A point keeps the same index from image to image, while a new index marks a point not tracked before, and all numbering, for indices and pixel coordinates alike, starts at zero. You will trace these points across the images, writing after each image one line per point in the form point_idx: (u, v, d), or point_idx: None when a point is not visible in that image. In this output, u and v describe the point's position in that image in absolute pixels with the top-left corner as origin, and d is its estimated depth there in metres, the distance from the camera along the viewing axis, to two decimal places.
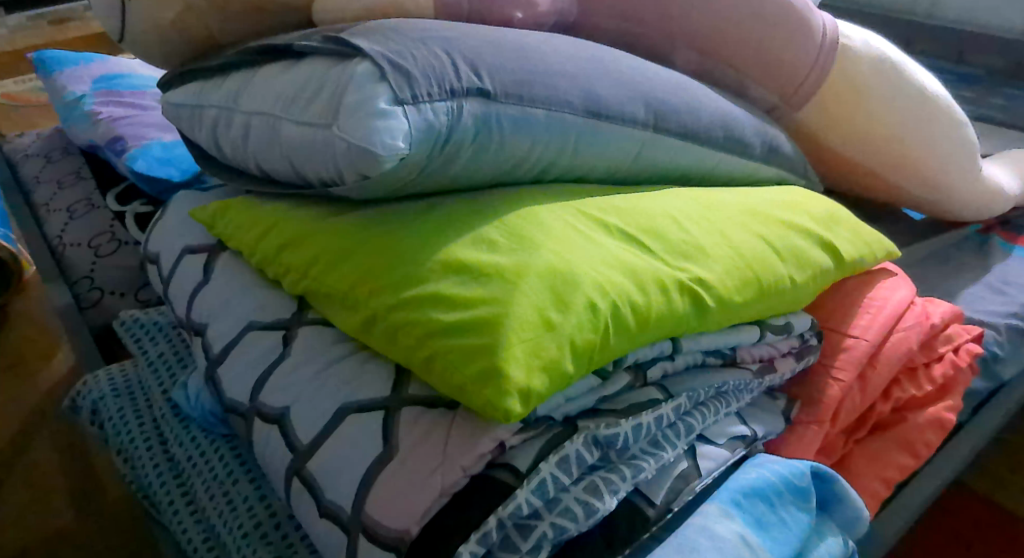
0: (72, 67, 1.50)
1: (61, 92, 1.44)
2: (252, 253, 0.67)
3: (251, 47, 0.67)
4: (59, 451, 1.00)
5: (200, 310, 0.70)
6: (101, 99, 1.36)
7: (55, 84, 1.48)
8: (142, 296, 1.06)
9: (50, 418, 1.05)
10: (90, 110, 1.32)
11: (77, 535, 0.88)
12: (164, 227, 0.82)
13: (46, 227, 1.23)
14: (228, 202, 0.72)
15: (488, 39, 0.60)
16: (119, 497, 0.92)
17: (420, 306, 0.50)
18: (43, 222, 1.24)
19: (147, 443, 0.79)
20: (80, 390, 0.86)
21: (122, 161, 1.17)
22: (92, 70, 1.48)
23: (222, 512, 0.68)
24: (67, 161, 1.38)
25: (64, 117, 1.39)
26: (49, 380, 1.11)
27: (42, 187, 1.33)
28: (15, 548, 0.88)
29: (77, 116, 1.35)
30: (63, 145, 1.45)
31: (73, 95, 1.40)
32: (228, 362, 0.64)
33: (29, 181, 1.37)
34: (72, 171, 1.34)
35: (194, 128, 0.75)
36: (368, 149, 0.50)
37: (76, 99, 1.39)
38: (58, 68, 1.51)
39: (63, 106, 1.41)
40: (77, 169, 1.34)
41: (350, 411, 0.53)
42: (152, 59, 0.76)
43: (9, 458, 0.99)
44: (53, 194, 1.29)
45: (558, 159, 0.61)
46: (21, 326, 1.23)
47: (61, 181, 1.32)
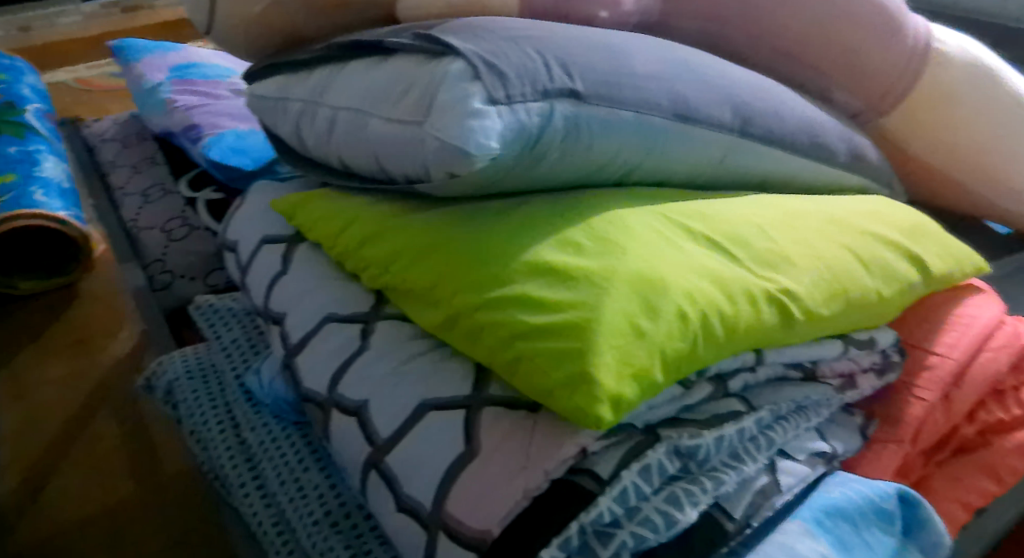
0: (149, 55, 1.56)
1: (138, 78, 1.50)
2: (331, 246, 0.69)
3: (338, 42, 0.68)
4: (120, 423, 1.02)
5: (279, 300, 0.74)
6: (178, 87, 1.42)
7: (133, 70, 1.54)
8: (211, 281, 1.10)
9: (113, 387, 1.07)
10: (167, 97, 1.38)
11: (136, 504, 0.92)
12: (243, 216, 0.86)
13: (121, 209, 1.29)
14: (310, 193, 0.75)
15: (578, 40, 0.60)
16: (178, 473, 0.96)
17: (506, 308, 0.50)
18: (118, 205, 1.30)
19: (220, 427, 0.86)
20: (155, 370, 0.93)
21: (198, 150, 1.23)
22: (168, 58, 1.54)
23: (293, 499, 0.75)
24: (142, 146, 1.45)
25: (141, 103, 1.45)
26: (112, 357, 1.12)
27: (118, 170, 1.39)
28: (77, 518, 0.90)
29: (152, 103, 1.41)
30: (139, 131, 1.52)
31: (150, 83, 1.45)
32: (306, 352, 0.68)
33: (106, 163, 1.43)
34: (145, 157, 1.41)
35: (277, 120, 0.78)
36: (461, 148, 0.50)
37: (153, 86, 1.44)
38: (135, 56, 1.57)
39: (140, 94, 1.46)
40: (151, 154, 1.41)
41: (430, 409, 0.54)
42: (239, 53, 0.78)
43: (73, 428, 1.01)
44: (128, 178, 1.35)
45: (644, 161, 0.60)
46: (86, 297, 1.24)
47: (136, 166, 1.39)
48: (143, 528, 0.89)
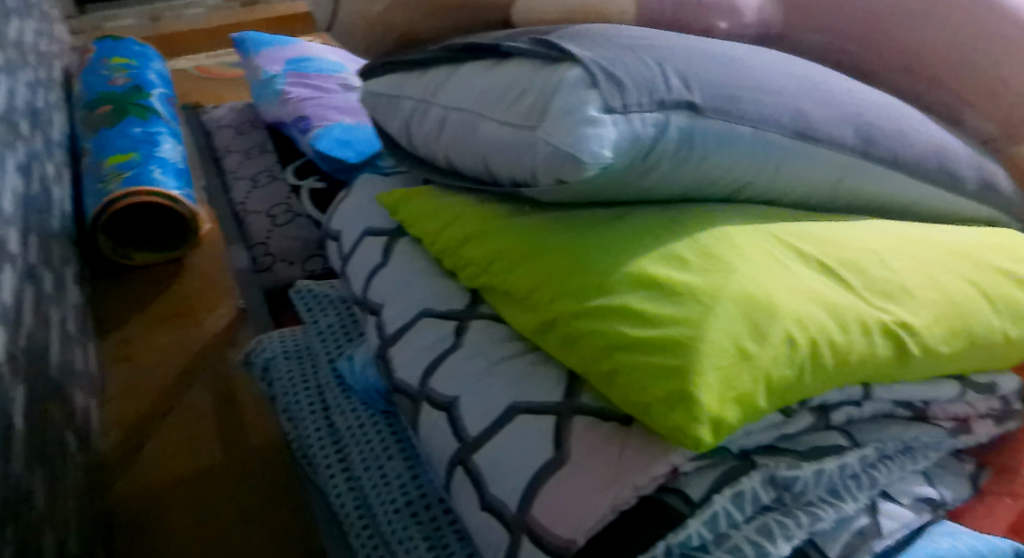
0: (267, 48, 1.64)
1: (256, 69, 1.57)
2: (432, 243, 0.71)
3: (454, 44, 0.70)
4: (213, 394, 1.13)
5: (377, 291, 0.77)
6: (292, 80, 1.48)
7: (251, 61, 1.62)
8: (309, 266, 1.14)
9: (210, 360, 1.19)
10: (282, 89, 1.45)
11: (223, 469, 1.01)
12: (348, 208, 0.88)
13: (231, 192, 1.35)
14: (415, 190, 0.77)
15: (697, 51, 0.59)
16: (262, 445, 1.05)
17: (606, 318, 0.49)
18: (229, 187, 1.36)
19: (312, 408, 0.90)
20: (255, 347, 0.98)
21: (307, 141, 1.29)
22: (284, 51, 1.61)
23: (377, 485, 0.77)
24: (255, 134, 1.52)
25: (256, 92, 1.52)
26: (211, 332, 1.25)
27: (231, 155, 1.46)
28: (171, 477, 1.00)
29: (267, 94, 1.47)
30: (251, 120, 1.59)
31: (266, 74, 1.52)
32: (401, 345, 0.70)
33: (220, 148, 1.50)
34: (257, 145, 1.48)
35: (388, 116, 0.80)
36: (573, 155, 0.50)
37: (270, 77, 1.51)
38: (254, 47, 1.65)
39: (256, 84, 1.53)
40: (262, 142, 1.48)
41: (520, 411, 0.54)
42: (356, 51, 0.81)
43: (173, 395, 1.13)
44: (239, 163, 1.43)
45: (757, 178, 0.59)
46: (194, 273, 1.39)
47: (248, 152, 1.46)
48: (228, 491, 0.98)
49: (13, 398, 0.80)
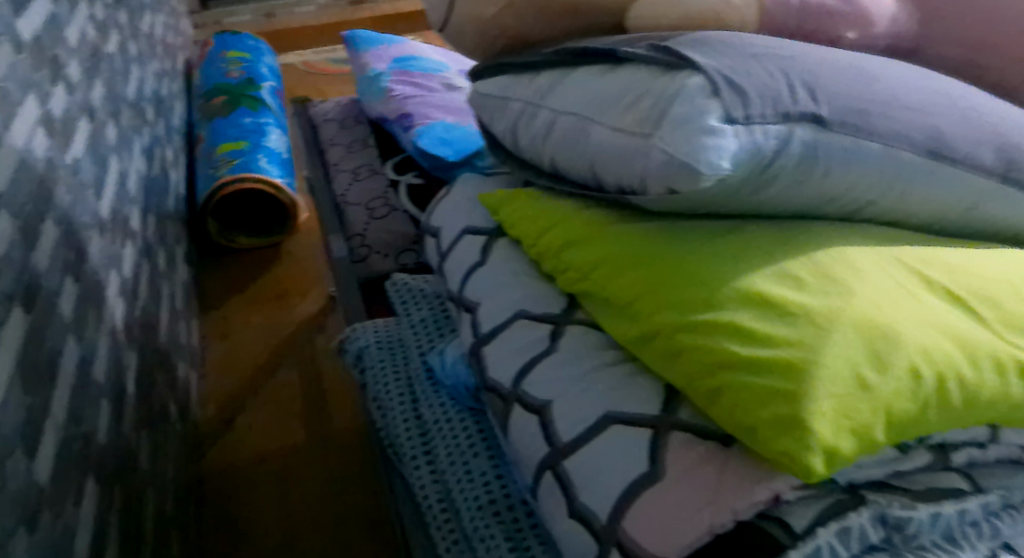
0: (375, 46, 1.68)
1: (363, 67, 1.62)
2: (533, 245, 0.71)
3: (569, 48, 0.70)
4: None
5: (474, 289, 0.77)
6: (397, 78, 1.52)
7: (358, 59, 1.66)
8: (402, 260, 1.18)
9: None
10: (387, 86, 1.48)
11: None
12: (449, 205, 0.90)
13: (331, 183, 1.39)
14: (518, 191, 0.77)
15: (825, 62, 0.57)
16: None
17: (713, 334, 0.48)
18: (331, 179, 1.40)
19: (401, 399, 0.91)
20: (348, 336, 1.00)
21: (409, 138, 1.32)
22: (392, 50, 1.66)
23: (461, 481, 0.78)
24: (357, 129, 1.56)
25: (362, 88, 1.56)
26: None
27: (334, 148, 1.50)
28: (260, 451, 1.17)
29: (373, 90, 1.51)
30: (356, 115, 1.62)
31: (372, 71, 1.57)
32: (495, 344, 0.70)
33: (324, 141, 1.54)
34: (359, 140, 1.51)
35: (495, 117, 0.80)
36: (690, 164, 0.49)
37: (376, 75, 1.55)
38: (363, 46, 1.70)
39: (363, 80, 1.58)
40: (364, 138, 1.52)
41: (613, 421, 0.54)
42: (467, 51, 0.82)
43: None
44: (342, 156, 1.46)
45: (882, 198, 0.56)
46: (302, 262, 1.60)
47: (350, 146, 1.49)
48: None
49: (95, 351, 1.04)
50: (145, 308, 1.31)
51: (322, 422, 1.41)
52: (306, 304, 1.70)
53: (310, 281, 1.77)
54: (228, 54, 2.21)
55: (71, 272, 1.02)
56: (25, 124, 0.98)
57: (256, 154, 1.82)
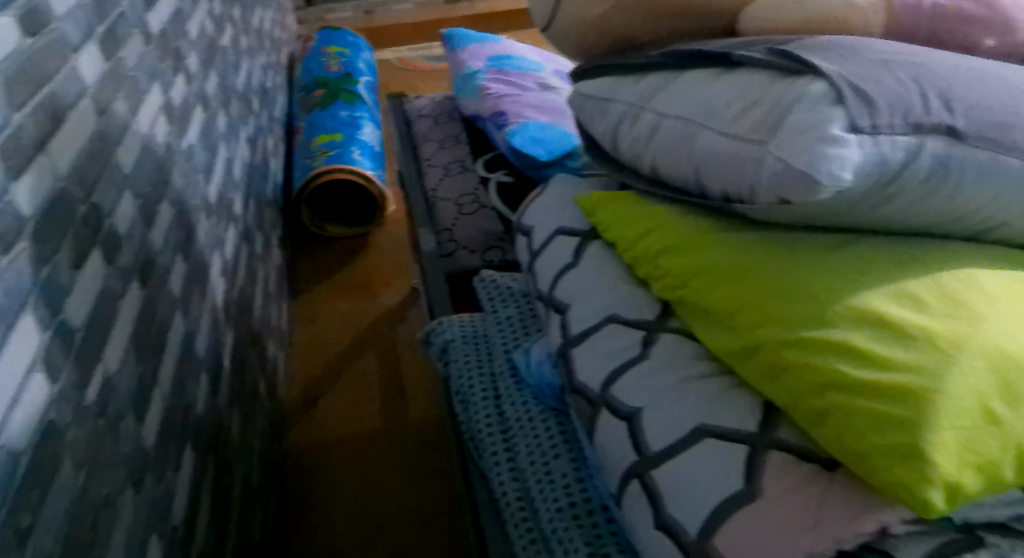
0: (472, 45, 1.70)
1: (460, 65, 1.64)
2: (629, 250, 0.70)
3: (678, 50, 0.68)
4: None
5: (564, 291, 0.77)
6: (493, 76, 1.53)
7: (455, 57, 1.68)
8: (488, 257, 1.19)
9: None
10: (482, 85, 1.50)
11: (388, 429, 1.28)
12: (542, 205, 0.89)
13: (423, 178, 1.41)
14: (615, 194, 0.76)
15: (962, 72, 0.54)
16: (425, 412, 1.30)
17: (822, 353, 0.46)
18: (422, 173, 1.42)
19: (484, 394, 0.92)
20: (434, 329, 1.03)
21: (502, 136, 1.33)
22: (488, 50, 1.67)
23: (541, 482, 0.78)
24: (450, 125, 1.57)
25: (457, 86, 1.58)
26: None
27: (426, 144, 1.52)
28: None
29: (468, 88, 1.52)
30: (449, 111, 1.63)
31: (469, 70, 1.58)
32: (584, 347, 0.70)
33: (417, 136, 1.56)
34: (451, 135, 1.52)
35: (596, 118, 0.80)
36: (809, 174, 0.47)
37: (472, 73, 1.57)
38: (460, 44, 1.72)
39: (459, 77, 1.59)
40: (456, 134, 1.53)
41: (708, 435, 0.52)
42: (570, 51, 0.82)
43: None
44: (434, 151, 1.48)
45: (1016, 219, 0.52)
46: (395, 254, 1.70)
47: (443, 142, 1.51)
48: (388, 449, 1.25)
49: (199, 325, 1.10)
50: (242, 292, 1.37)
51: (399, 413, 1.51)
52: (388, 296, 1.81)
53: (392, 275, 1.87)
54: (326, 51, 2.33)
55: (181, 252, 1.07)
56: (148, 111, 1.03)
57: (350, 148, 1.93)
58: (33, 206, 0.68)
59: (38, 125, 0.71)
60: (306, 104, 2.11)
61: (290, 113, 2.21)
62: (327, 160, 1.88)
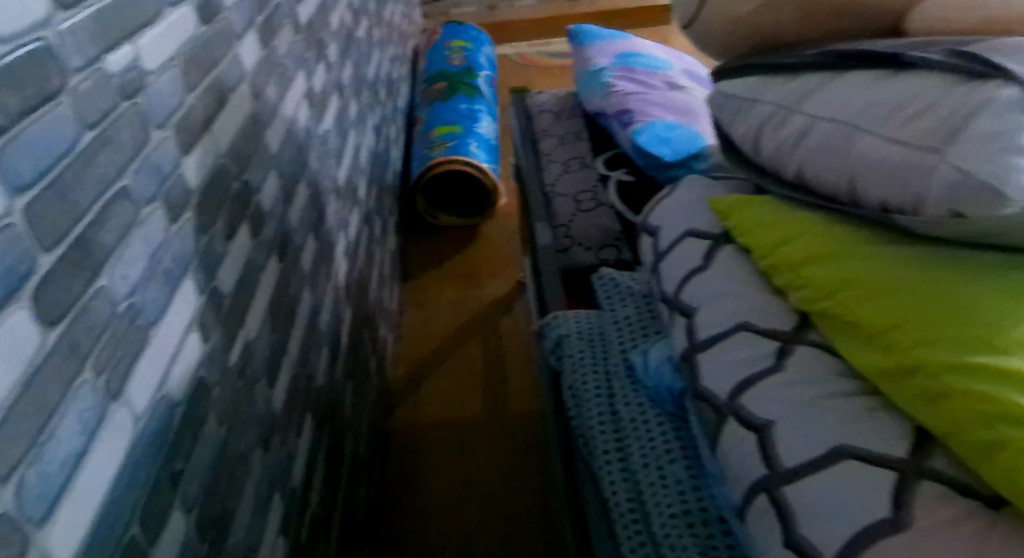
0: (599, 42, 1.69)
1: (586, 61, 1.63)
2: (767, 257, 0.67)
3: (836, 50, 0.64)
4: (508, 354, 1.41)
5: (692, 295, 0.75)
6: (620, 73, 1.51)
7: (582, 54, 1.68)
8: (602, 255, 1.17)
9: None
10: (608, 82, 1.48)
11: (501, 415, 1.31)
12: (672, 205, 0.88)
13: (543, 173, 1.42)
14: (753, 198, 0.73)
15: None
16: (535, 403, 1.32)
17: (994, 381, 0.42)
18: (542, 168, 1.43)
19: (597, 392, 0.91)
20: (549, 323, 1.03)
21: (626, 134, 1.31)
22: (615, 46, 1.65)
23: (655, 486, 0.76)
24: (572, 122, 1.55)
25: (582, 83, 1.57)
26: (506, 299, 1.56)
27: (548, 139, 1.52)
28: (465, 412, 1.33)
29: (594, 85, 1.52)
30: (571, 107, 1.62)
31: (595, 66, 1.57)
32: (712, 352, 0.68)
33: (538, 131, 1.57)
34: (573, 132, 1.52)
35: (737, 119, 0.77)
36: (993, 187, 0.44)
37: (598, 70, 1.56)
38: (587, 40, 1.71)
39: (584, 74, 1.58)
40: (578, 130, 1.52)
41: (852, 457, 0.50)
42: (713, 48, 0.80)
43: None
44: (555, 147, 1.48)
45: None
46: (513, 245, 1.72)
47: (564, 138, 1.51)
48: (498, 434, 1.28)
49: (324, 301, 1.15)
50: (362, 273, 1.42)
51: (500, 403, 1.53)
52: (493, 287, 1.83)
53: (499, 266, 1.89)
54: (450, 45, 2.39)
55: (313, 232, 1.12)
56: (294, 97, 1.08)
57: (467, 139, 1.96)
58: (199, 179, 0.73)
59: (206, 105, 0.76)
60: (428, 96, 2.16)
61: (411, 105, 2.27)
62: (445, 151, 1.91)
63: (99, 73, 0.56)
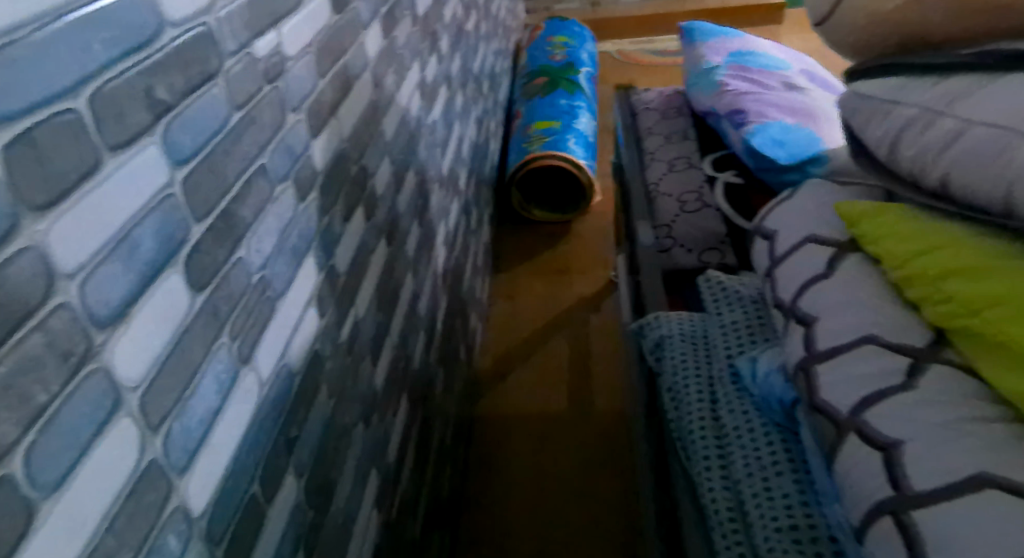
0: (712, 39, 1.64)
1: (698, 59, 1.59)
2: (899, 268, 0.64)
3: (994, 51, 0.60)
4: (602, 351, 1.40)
5: (810, 302, 0.71)
6: (733, 72, 1.47)
7: (694, 51, 1.64)
8: (704, 257, 1.13)
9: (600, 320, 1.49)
10: (721, 80, 1.44)
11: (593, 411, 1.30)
12: (791, 209, 0.84)
13: (647, 172, 1.40)
14: (886, 206, 0.70)
15: None
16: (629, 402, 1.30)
17: None
18: (645, 167, 1.41)
19: (698, 395, 0.89)
20: (651, 323, 1.01)
21: (740, 135, 1.27)
22: (729, 44, 1.60)
23: (758, 496, 0.74)
24: (678, 121, 1.52)
25: (693, 81, 1.54)
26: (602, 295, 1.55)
27: (652, 137, 1.49)
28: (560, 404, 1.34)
29: (706, 84, 1.48)
30: (678, 105, 1.59)
31: (708, 64, 1.53)
32: (832, 364, 0.65)
33: (643, 129, 1.54)
34: (679, 131, 1.48)
35: (873, 122, 0.74)
36: None
37: (710, 68, 1.52)
38: (699, 38, 1.67)
39: (696, 72, 1.54)
40: (685, 129, 1.48)
41: (992, 485, 0.48)
42: (850, 47, 0.77)
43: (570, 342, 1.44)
44: (659, 146, 1.45)
45: None
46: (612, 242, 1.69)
47: (669, 136, 1.47)
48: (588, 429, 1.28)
49: (423, 285, 1.17)
50: (457, 261, 1.44)
51: (590, 400, 1.52)
52: (587, 282, 1.82)
53: (590, 264, 1.88)
54: (552, 41, 2.38)
55: (417, 218, 1.14)
56: (408, 86, 1.11)
57: (566, 135, 1.95)
58: (324, 162, 0.76)
59: (333, 91, 0.79)
60: (528, 90, 2.17)
61: (510, 99, 2.29)
62: (543, 146, 1.91)
63: (248, 57, 0.59)
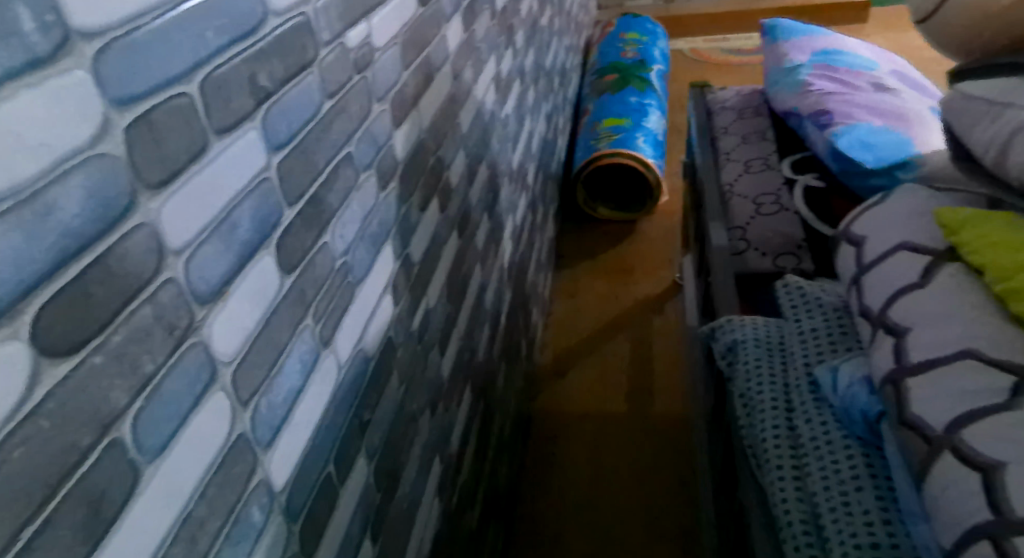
0: (796, 37, 1.59)
1: (780, 57, 1.54)
2: (1009, 280, 0.60)
3: None
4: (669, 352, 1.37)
5: (899, 313, 0.68)
6: (818, 72, 1.42)
7: (776, 49, 1.59)
8: (779, 262, 1.09)
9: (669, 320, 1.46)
10: (805, 80, 1.39)
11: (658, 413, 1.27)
12: (880, 214, 0.80)
13: (722, 172, 1.36)
14: (997, 214, 0.66)
15: None
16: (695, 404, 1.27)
17: None
18: (720, 167, 1.38)
19: (773, 403, 0.86)
20: (724, 326, 0.99)
21: (824, 136, 1.22)
22: (814, 42, 1.55)
23: (837, 512, 0.71)
24: (757, 121, 1.48)
25: (775, 80, 1.49)
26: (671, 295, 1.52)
27: (729, 137, 1.46)
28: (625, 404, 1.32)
29: (788, 83, 1.43)
30: (756, 105, 1.54)
31: (791, 63, 1.48)
32: (924, 380, 0.62)
33: (719, 129, 1.51)
34: (757, 131, 1.44)
35: (980, 125, 0.70)
36: None
37: (794, 67, 1.47)
38: (783, 36, 1.61)
39: (778, 71, 1.50)
40: (763, 130, 1.44)
41: None
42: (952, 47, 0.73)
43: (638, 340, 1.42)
44: (735, 146, 1.42)
45: None
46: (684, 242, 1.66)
47: (746, 137, 1.44)
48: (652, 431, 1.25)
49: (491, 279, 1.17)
50: (524, 257, 1.44)
51: (656, 402, 1.49)
52: (656, 283, 1.79)
53: (657, 264, 1.85)
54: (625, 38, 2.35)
55: (488, 212, 1.15)
56: (484, 80, 1.11)
57: (635, 133, 1.92)
58: (405, 152, 0.77)
59: (415, 83, 0.80)
60: (599, 87, 2.14)
61: (581, 96, 2.27)
62: (611, 143, 1.89)
63: (341, 47, 0.60)
